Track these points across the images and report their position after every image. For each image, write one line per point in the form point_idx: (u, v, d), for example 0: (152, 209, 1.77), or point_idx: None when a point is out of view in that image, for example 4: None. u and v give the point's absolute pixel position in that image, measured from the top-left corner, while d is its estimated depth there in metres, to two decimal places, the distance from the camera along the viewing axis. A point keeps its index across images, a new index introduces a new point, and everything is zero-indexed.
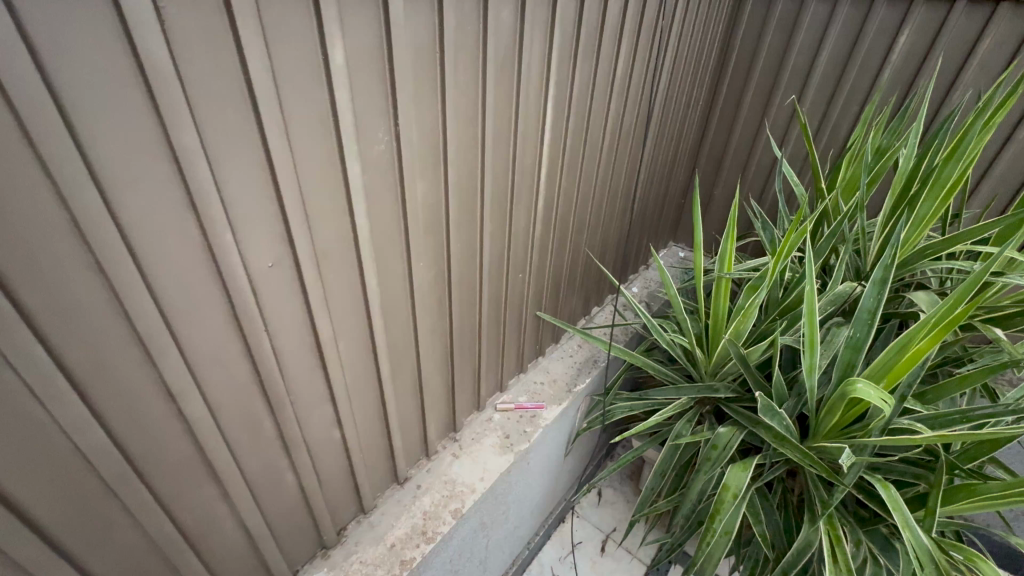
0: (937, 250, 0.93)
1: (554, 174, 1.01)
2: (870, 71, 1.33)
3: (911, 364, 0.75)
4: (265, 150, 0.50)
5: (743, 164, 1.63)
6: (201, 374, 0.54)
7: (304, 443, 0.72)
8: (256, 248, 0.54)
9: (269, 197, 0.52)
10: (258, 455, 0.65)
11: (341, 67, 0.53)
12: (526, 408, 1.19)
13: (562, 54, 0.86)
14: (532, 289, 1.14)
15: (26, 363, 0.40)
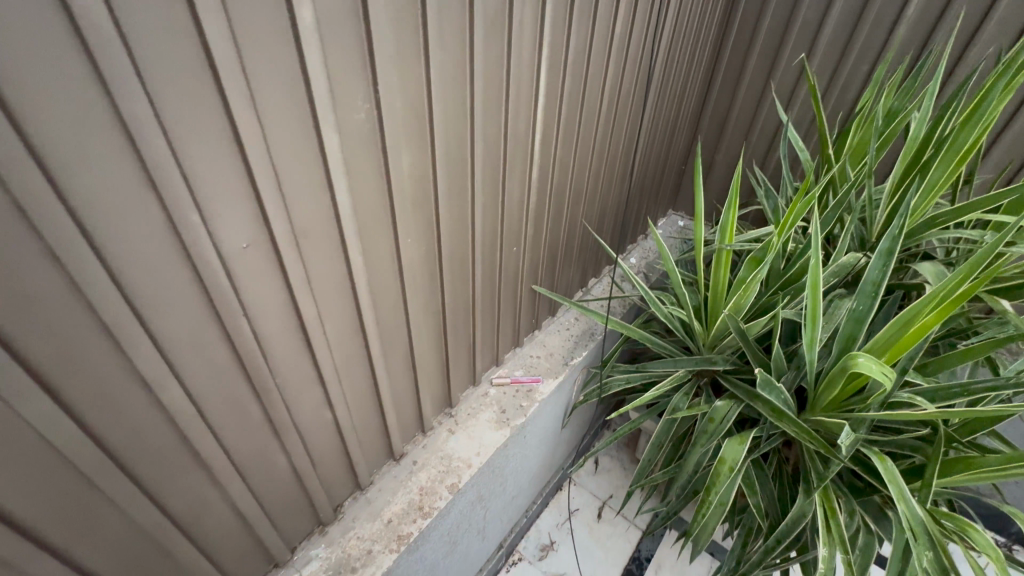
0: (947, 220, 0.90)
1: (549, 141, 0.96)
2: (884, 27, 1.26)
3: (916, 339, 0.74)
4: (231, 123, 0.46)
5: (746, 128, 1.57)
6: (179, 362, 0.52)
7: (294, 425, 0.70)
8: (229, 229, 0.50)
9: (239, 174, 0.48)
10: (246, 439, 0.64)
11: (311, 27, 0.48)
12: (522, 382, 1.18)
13: (557, 11, 0.80)
14: (527, 263, 1.11)
15: None
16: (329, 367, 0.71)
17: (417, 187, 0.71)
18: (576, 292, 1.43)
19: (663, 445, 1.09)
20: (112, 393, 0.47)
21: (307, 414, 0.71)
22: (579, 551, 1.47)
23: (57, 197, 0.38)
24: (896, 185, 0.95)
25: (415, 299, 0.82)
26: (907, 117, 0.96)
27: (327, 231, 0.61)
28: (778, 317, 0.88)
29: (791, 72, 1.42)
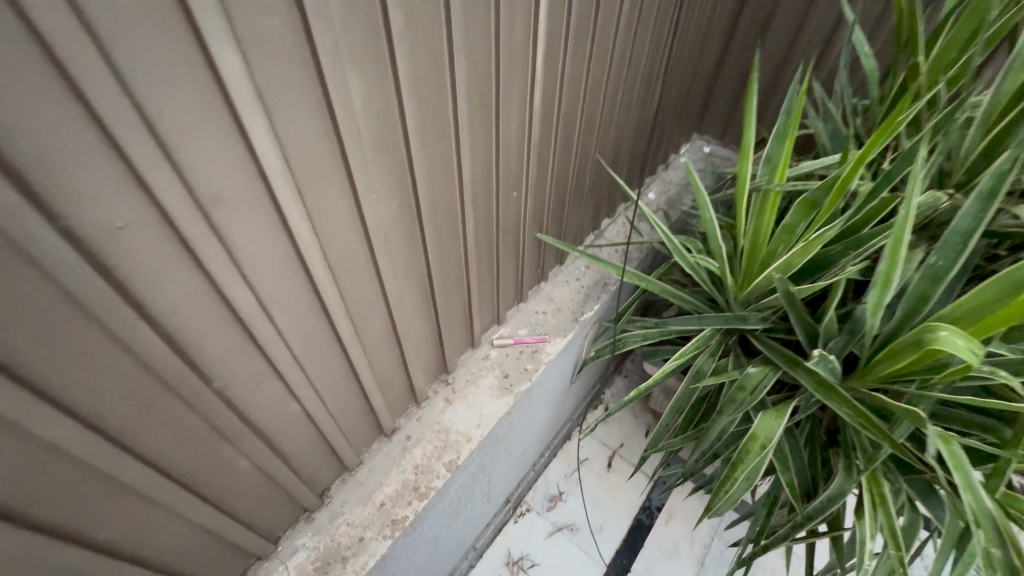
0: None
1: (555, 53, 0.75)
2: None
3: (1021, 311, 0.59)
4: (36, 39, 0.29)
5: (794, 30, 1.30)
6: (56, 385, 0.39)
7: (251, 426, 0.59)
8: (85, 205, 0.35)
9: (78, 122, 0.32)
10: (190, 452, 0.53)
11: None
12: (527, 343, 1.05)
13: None
14: (530, 209, 0.95)
15: None
16: (286, 357, 0.58)
17: (380, 125, 0.53)
18: (588, 236, 1.26)
19: (683, 410, 0.99)
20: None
21: (266, 411, 0.60)
22: (588, 501, 1.44)
23: None
24: (1003, 105, 0.74)
25: (392, 266, 0.67)
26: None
27: (252, 192, 0.45)
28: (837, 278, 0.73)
29: None
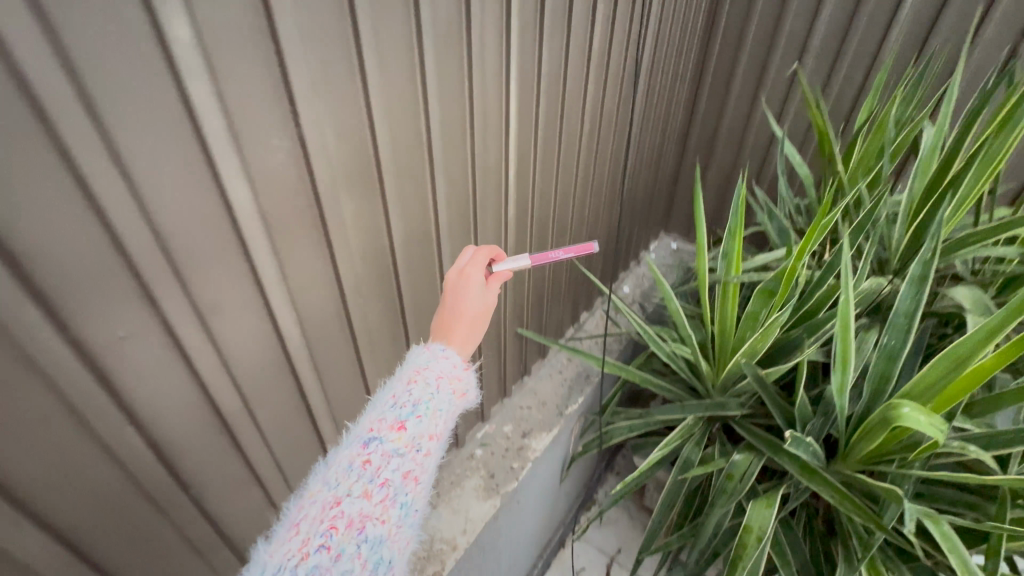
0: (981, 238, 0.77)
1: (526, 172, 0.86)
2: (876, 31, 1.19)
3: (978, 382, 0.61)
4: (83, 187, 0.34)
5: (737, 144, 1.50)
6: (44, 502, 0.39)
7: (222, 535, 0.57)
8: (96, 320, 0.38)
9: (116, 255, 0.37)
10: (125, 552, 0.47)
11: (193, 57, 0.36)
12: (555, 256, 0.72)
13: (524, 13, 0.69)
14: (510, 302, 0.99)
15: None
16: (253, 446, 0.56)
17: (365, 220, 0.58)
18: (568, 329, 1.31)
19: (676, 505, 0.95)
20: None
21: (228, 507, 0.56)
22: None
23: None
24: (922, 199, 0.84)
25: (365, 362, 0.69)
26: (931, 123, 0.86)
27: (236, 269, 0.46)
28: (801, 359, 0.77)
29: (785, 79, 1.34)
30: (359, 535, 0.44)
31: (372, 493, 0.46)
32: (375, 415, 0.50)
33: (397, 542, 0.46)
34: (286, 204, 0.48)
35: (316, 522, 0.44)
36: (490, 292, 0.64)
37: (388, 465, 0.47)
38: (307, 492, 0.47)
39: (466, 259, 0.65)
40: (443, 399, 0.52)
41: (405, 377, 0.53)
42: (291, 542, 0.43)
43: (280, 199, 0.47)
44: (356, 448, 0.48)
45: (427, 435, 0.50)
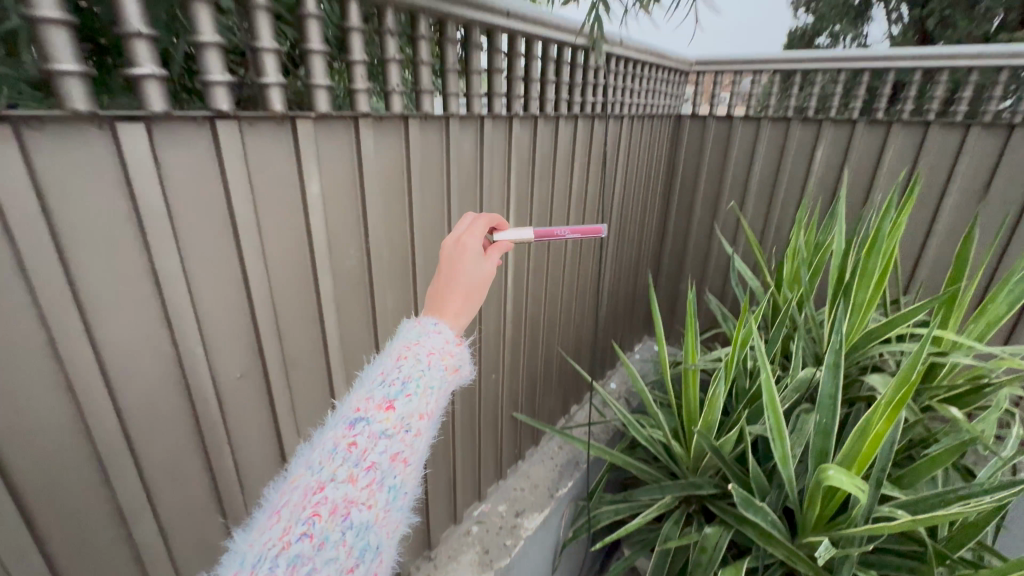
0: (880, 334, 0.96)
1: (523, 278, 1.08)
2: (798, 179, 1.60)
3: (876, 449, 0.76)
4: (242, 271, 0.55)
5: (703, 261, 1.85)
6: (159, 495, 0.53)
7: None
8: (225, 360, 0.56)
9: (246, 316, 0.57)
10: (196, 558, 0.59)
11: (316, 198, 0.60)
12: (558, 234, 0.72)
13: (521, 165, 0.96)
14: (507, 387, 1.15)
15: None
16: None
17: (400, 305, 0.78)
18: (560, 419, 1.45)
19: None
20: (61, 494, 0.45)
21: None
22: None
23: (70, 287, 0.42)
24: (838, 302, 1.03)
25: None
26: (838, 243, 1.09)
27: (312, 333, 0.65)
28: (743, 429, 0.91)
29: (730, 217, 1.76)
30: (344, 523, 0.35)
31: (357, 478, 0.37)
32: (360, 393, 0.41)
33: (387, 528, 0.38)
34: (349, 291, 0.69)
35: (297, 509, 0.35)
36: (490, 259, 0.56)
37: (375, 446, 0.38)
38: (289, 476, 0.39)
39: (462, 229, 0.58)
40: (436, 375, 0.42)
41: (394, 351, 0.43)
42: (270, 532, 0.35)
43: (346, 287, 0.68)
44: (339, 429, 0.39)
45: (418, 413, 0.40)
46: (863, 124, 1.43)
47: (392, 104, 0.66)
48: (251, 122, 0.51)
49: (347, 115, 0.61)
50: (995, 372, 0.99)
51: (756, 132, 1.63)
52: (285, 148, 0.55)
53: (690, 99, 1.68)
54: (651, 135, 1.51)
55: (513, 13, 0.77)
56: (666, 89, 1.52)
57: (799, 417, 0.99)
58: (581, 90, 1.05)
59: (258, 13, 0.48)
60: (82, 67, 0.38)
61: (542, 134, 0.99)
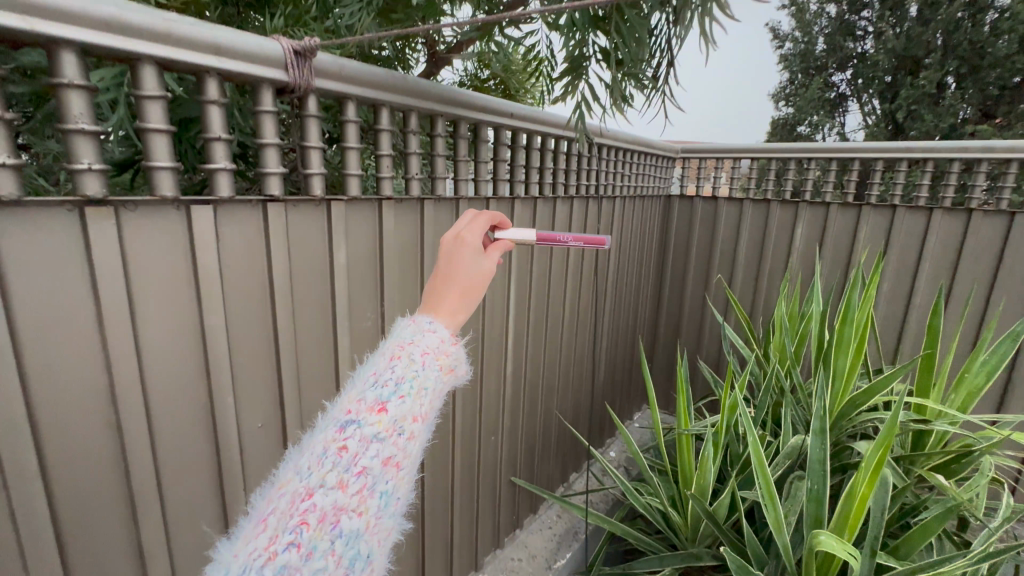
0: (862, 402, 1.01)
1: (523, 343, 1.15)
2: (781, 254, 1.70)
3: (864, 512, 0.82)
4: (273, 328, 0.62)
5: (697, 331, 1.91)
6: (177, 539, 0.56)
7: None
8: (251, 409, 0.62)
9: (272, 369, 0.63)
10: None
11: (342, 266, 0.69)
12: (561, 240, 0.71)
13: (522, 240, 1.06)
14: (506, 452, 1.17)
15: (31, 537, 0.44)
16: None
17: None
18: (559, 487, 1.46)
19: None
20: (95, 532, 0.49)
21: None
22: None
23: (134, 339, 0.49)
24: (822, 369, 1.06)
25: None
26: (817, 315, 1.17)
27: (327, 387, 0.71)
28: (732, 490, 0.93)
29: (720, 289, 1.86)
30: (334, 531, 0.35)
31: (347, 483, 0.36)
32: (352, 395, 0.40)
33: (379, 537, 0.37)
34: (364, 351, 0.76)
35: (284, 516, 0.35)
36: (490, 258, 0.53)
37: (367, 450, 0.37)
38: (277, 482, 0.38)
39: (464, 225, 0.55)
40: (430, 375, 0.41)
41: (388, 351, 0.42)
42: (256, 540, 0.34)
43: (361, 347, 0.75)
44: (329, 433, 0.38)
45: (411, 415, 0.39)
46: (836, 206, 1.57)
47: (411, 189, 0.77)
48: (294, 205, 0.61)
49: (373, 199, 0.72)
50: (980, 441, 1.03)
51: (739, 211, 1.76)
52: (320, 224, 0.65)
53: (678, 181, 1.86)
54: (643, 214, 1.65)
55: (516, 114, 0.91)
56: (654, 173, 1.68)
57: (793, 483, 0.99)
58: (576, 175, 1.18)
59: (309, 120, 0.60)
60: (173, 164, 0.49)
61: (541, 213, 1.11)
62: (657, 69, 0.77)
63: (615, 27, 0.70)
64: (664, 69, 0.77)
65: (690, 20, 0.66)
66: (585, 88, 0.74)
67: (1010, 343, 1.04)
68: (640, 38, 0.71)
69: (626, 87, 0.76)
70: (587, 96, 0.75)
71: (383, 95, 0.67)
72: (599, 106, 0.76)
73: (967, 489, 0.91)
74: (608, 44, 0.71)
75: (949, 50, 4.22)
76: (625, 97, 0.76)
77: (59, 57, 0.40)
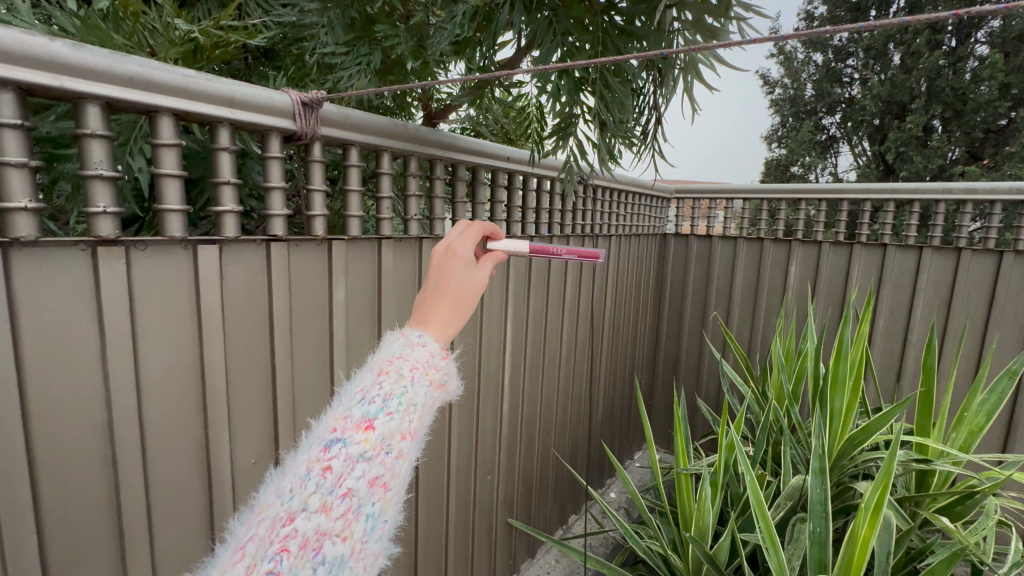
0: (861, 441, 1.00)
1: (519, 379, 1.15)
2: (777, 291, 1.72)
3: (866, 556, 0.79)
4: (271, 364, 0.63)
5: (697, 367, 1.90)
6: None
7: None
8: (245, 445, 0.62)
9: (268, 404, 0.64)
10: None
11: (340, 303, 0.71)
12: (553, 250, 0.73)
13: (518, 278, 1.09)
14: (502, 492, 1.15)
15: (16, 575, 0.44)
16: None
17: None
18: (557, 530, 1.42)
19: None
20: (82, 570, 0.48)
21: None
22: None
23: (134, 373, 0.50)
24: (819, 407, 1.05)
25: None
26: (813, 353, 1.18)
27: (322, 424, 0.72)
28: (731, 531, 0.90)
29: (717, 326, 1.87)
30: (316, 558, 0.35)
31: (331, 506, 0.36)
32: (339, 412, 0.41)
33: (365, 562, 0.37)
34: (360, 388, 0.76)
35: (265, 543, 0.35)
36: (482, 269, 0.54)
37: (352, 471, 0.37)
38: (259, 506, 0.39)
39: (455, 235, 0.56)
40: (419, 391, 0.42)
41: (376, 366, 0.43)
42: (234, 569, 0.34)
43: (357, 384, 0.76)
44: (314, 453, 0.39)
45: (399, 433, 0.40)
46: (828, 245, 1.61)
47: (410, 229, 0.81)
48: (296, 244, 0.64)
49: (373, 238, 0.75)
50: (984, 482, 1.01)
51: (733, 249, 1.80)
52: (321, 263, 0.67)
53: (673, 220, 1.92)
54: (639, 251, 1.68)
55: (512, 158, 0.96)
56: (648, 213, 1.72)
57: (795, 526, 0.97)
58: (571, 215, 1.22)
59: (314, 165, 0.63)
60: (183, 206, 0.51)
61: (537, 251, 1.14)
62: (645, 125, 0.84)
63: (600, 92, 0.75)
64: (652, 127, 0.83)
65: (674, 82, 0.77)
66: (574, 145, 0.82)
67: (1008, 382, 1.04)
68: (622, 100, 0.76)
69: (615, 144, 0.83)
70: (576, 150, 0.83)
71: (385, 141, 0.71)
72: (586, 160, 0.84)
73: (973, 533, 0.89)
74: (596, 107, 0.76)
75: (932, 96, 4.40)
76: (613, 153, 0.84)
77: (84, 109, 0.43)
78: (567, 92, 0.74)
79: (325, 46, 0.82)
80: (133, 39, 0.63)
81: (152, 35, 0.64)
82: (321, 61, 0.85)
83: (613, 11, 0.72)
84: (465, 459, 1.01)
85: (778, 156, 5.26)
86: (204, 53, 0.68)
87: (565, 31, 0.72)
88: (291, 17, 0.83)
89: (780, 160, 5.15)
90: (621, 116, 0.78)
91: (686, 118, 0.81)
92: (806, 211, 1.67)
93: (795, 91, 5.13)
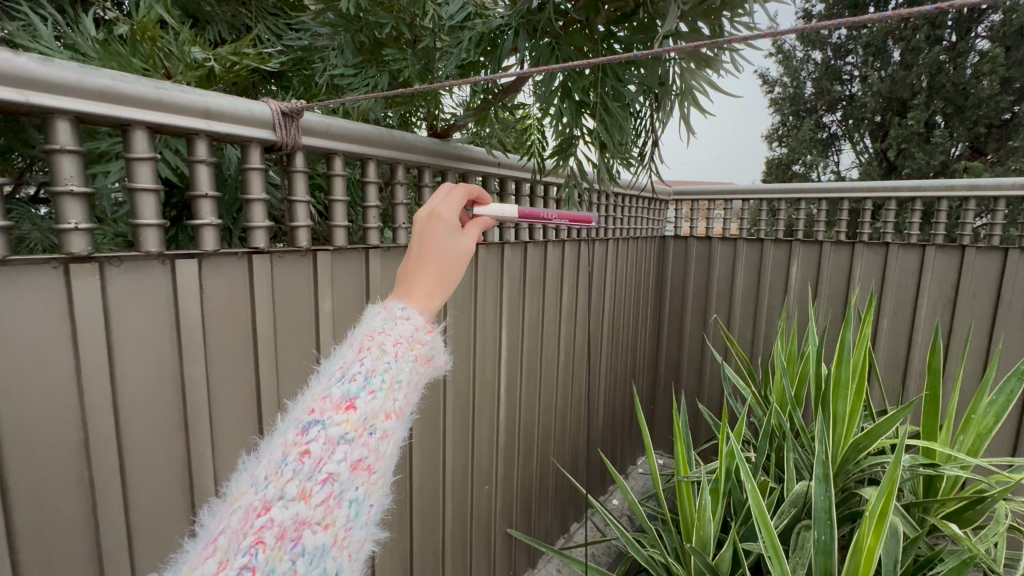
0: (866, 446, 0.98)
1: (515, 385, 1.13)
2: (778, 290, 1.70)
3: (872, 567, 0.77)
4: (254, 377, 0.62)
5: (698, 370, 1.89)
6: None
7: None
8: (231, 463, 0.61)
9: (252, 419, 0.63)
10: None
11: (326, 315, 0.70)
12: (541, 215, 0.70)
13: (513, 283, 1.07)
14: (499, 504, 1.13)
15: None
16: None
17: None
18: (559, 540, 1.41)
19: None
20: None
21: None
22: None
23: (110, 391, 0.49)
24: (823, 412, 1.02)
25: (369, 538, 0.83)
26: (814, 356, 1.16)
27: None
28: (735, 541, 0.88)
29: (718, 329, 1.85)
30: (295, 549, 0.33)
31: (311, 493, 0.34)
32: (319, 391, 0.39)
33: (349, 550, 0.35)
34: None
35: (238, 536, 0.33)
36: (468, 237, 0.52)
37: (332, 454, 0.36)
38: (232, 497, 0.36)
39: (440, 200, 0.54)
40: (403, 367, 0.41)
41: (357, 343, 0.42)
42: (205, 566, 0.32)
43: None
44: (292, 435, 0.36)
45: (382, 413, 0.38)
46: (829, 245, 1.58)
47: (399, 238, 0.80)
48: (280, 256, 0.63)
49: (360, 248, 0.74)
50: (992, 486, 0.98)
51: (733, 249, 1.79)
52: (306, 275, 0.66)
53: (672, 222, 1.91)
54: (637, 255, 1.67)
55: (502, 163, 0.95)
56: (646, 216, 1.71)
57: (800, 534, 0.94)
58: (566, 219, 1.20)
59: (296, 175, 0.62)
60: (159, 220, 0.50)
61: (530, 255, 1.12)
62: (642, 147, 0.85)
63: (600, 116, 0.77)
64: (649, 149, 0.85)
65: (670, 108, 0.79)
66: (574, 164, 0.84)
67: (1016, 382, 1.00)
68: (621, 125, 0.79)
69: (613, 164, 0.84)
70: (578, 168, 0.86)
71: (369, 149, 0.70)
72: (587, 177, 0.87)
73: (984, 541, 0.86)
74: (596, 130, 0.77)
75: (934, 92, 4.36)
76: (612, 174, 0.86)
77: (54, 125, 0.42)
78: (568, 115, 0.77)
79: (333, 67, 0.85)
80: (150, 62, 0.64)
81: (168, 58, 0.65)
82: (330, 83, 0.86)
83: (613, 40, 0.78)
84: (460, 471, 0.99)
85: (779, 155, 5.22)
86: (218, 79, 0.70)
87: (566, 58, 0.75)
88: (304, 41, 0.86)
89: (782, 160, 5.13)
90: (621, 138, 0.81)
91: (682, 140, 0.84)
92: (807, 211, 1.65)
93: (795, 88, 5.10)
